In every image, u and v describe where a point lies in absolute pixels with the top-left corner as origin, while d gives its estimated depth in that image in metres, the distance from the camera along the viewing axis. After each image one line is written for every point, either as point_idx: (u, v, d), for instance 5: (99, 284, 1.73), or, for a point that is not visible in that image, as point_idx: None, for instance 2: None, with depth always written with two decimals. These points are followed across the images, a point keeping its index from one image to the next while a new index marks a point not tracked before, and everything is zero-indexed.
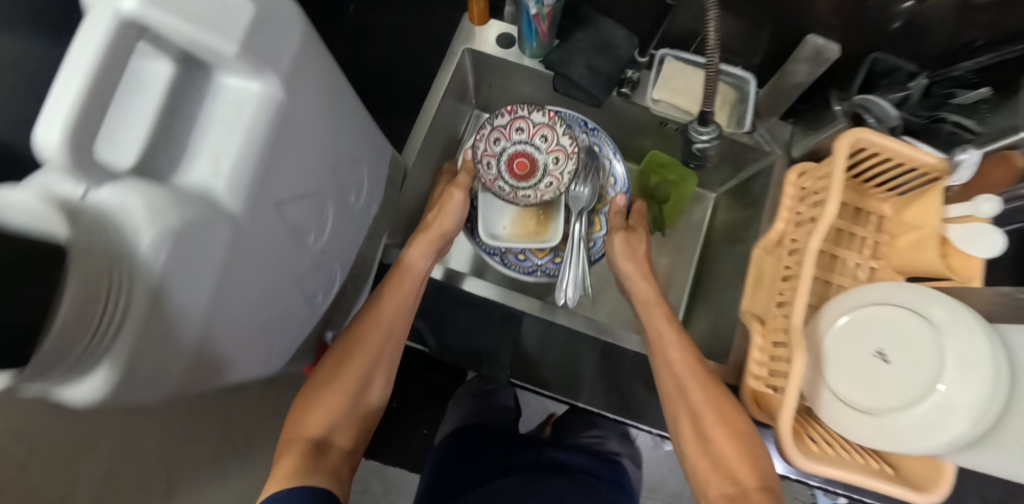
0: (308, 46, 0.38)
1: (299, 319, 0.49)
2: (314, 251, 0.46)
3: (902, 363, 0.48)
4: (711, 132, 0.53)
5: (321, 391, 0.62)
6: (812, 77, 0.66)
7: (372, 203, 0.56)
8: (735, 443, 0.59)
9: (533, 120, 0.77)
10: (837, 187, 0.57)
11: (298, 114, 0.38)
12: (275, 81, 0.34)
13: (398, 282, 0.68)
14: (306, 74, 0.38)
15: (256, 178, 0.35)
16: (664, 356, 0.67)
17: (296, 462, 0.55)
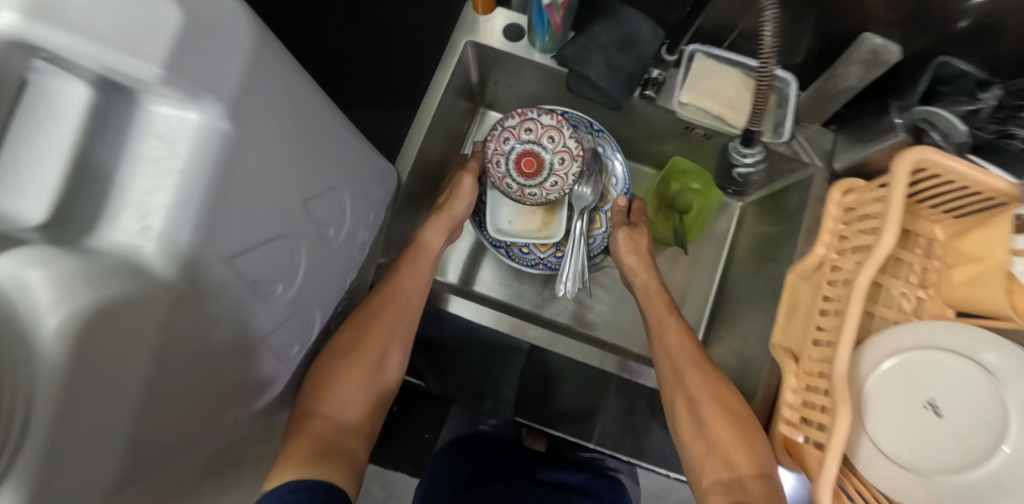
0: (263, 63, 0.31)
1: (271, 373, 0.43)
2: (285, 300, 0.39)
3: (955, 418, 0.50)
4: (757, 153, 0.45)
5: (336, 361, 0.57)
6: (865, 81, 0.57)
7: (357, 234, 0.48)
8: (732, 427, 0.55)
9: (544, 122, 0.68)
10: (895, 211, 0.49)
11: (253, 148, 0.31)
12: (217, 112, 0.27)
13: (416, 262, 0.65)
14: (261, 98, 0.31)
15: (199, 231, 0.28)
16: (677, 376, 0.61)
17: (309, 443, 0.51)
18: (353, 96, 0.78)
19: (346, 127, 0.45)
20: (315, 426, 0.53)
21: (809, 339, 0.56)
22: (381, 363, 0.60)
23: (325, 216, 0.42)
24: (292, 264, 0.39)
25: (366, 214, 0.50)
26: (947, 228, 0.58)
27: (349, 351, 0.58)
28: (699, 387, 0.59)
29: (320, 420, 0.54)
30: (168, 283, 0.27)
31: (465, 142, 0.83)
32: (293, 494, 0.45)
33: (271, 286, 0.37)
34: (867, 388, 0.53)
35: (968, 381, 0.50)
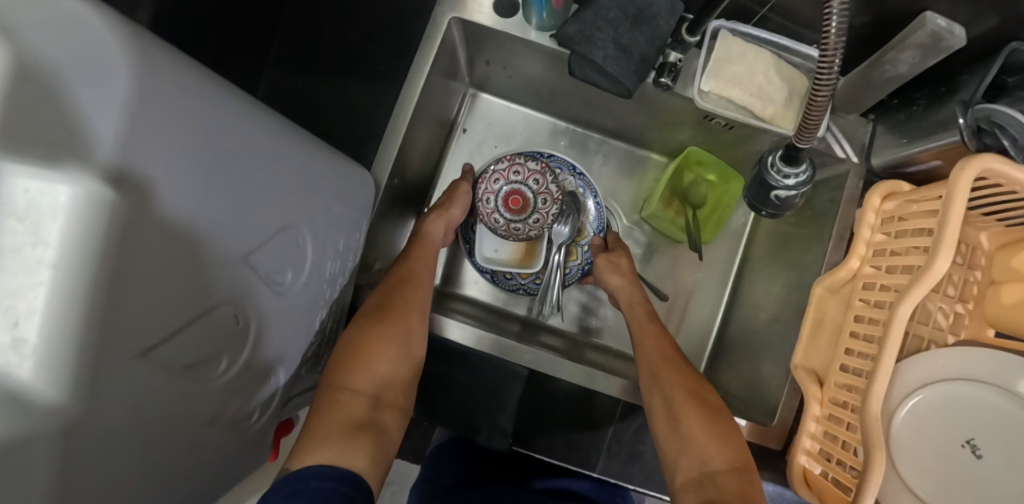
0: (153, 110, 0.24)
1: (228, 446, 0.37)
2: (232, 373, 0.34)
3: (998, 458, 0.46)
4: (803, 173, 0.40)
5: (363, 333, 0.51)
6: (920, 68, 0.48)
7: (314, 274, 0.42)
8: (706, 418, 0.51)
9: (530, 166, 0.68)
10: (958, 219, 0.42)
11: (158, 218, 0.25)
12: (95, 185, 0.21)
13: (422, 254, 0.60)
14: (160, 155, 0.25)
15: (94, 334, 0.22)
16: (653, 375, 0.56)
17: (339, 419, 0.45)
18: (333, 81, 0.67)
19: (294, 157, 0.38)
20: (344, 404, 0.46)
21: (837, 362, 0.52)
22: (411, 334, 0.53)
23: (269, 267, 0.36)
24: (234, 332, 0.33)
25: (326, 243, 0.44)
26: (994, 236, 0.53)
27: (376, 326, 0.51)
28: (673, 384, 0.54)
29: (351, 396, 0.47)
30: (60, 406, 0.21)
31: (455, 129, 0.74)
32: (316, 480, 0.38)
33: (209, 363, 0.32)
34: (896, 426, 0.49)
35: (1008, 413, 0.46)
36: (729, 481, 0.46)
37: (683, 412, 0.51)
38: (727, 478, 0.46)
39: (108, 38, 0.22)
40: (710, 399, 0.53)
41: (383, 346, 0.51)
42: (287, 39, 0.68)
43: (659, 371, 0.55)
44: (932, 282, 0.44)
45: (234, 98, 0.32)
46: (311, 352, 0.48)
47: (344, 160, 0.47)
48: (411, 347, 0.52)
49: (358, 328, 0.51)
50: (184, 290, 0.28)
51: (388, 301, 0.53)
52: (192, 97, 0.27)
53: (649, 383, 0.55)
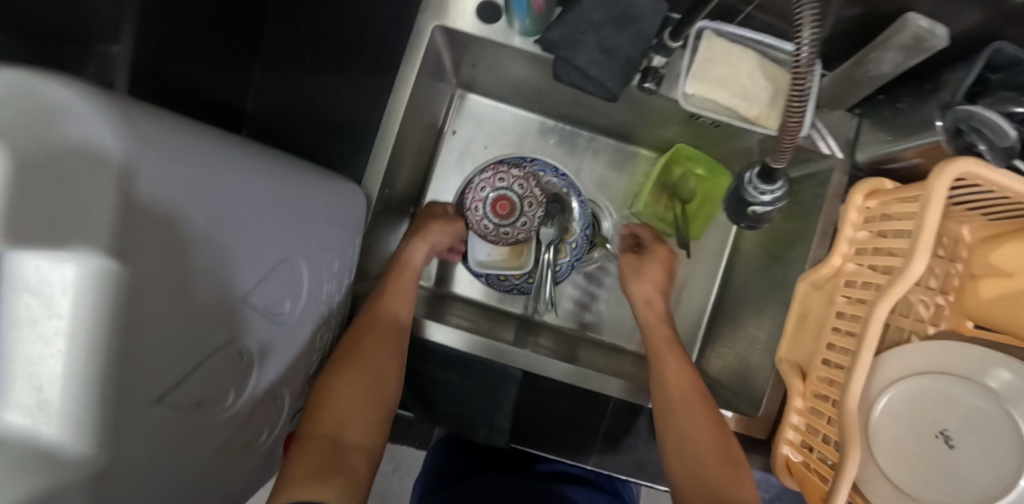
0: (151, 179, 0.25)
1: (239, 467, 0.40)
2: (239, 403, 0.37)
3: (968, 446, 0.49)
4: (777, 189, 0.41)
5: (333, 372, 0.52)
6: (904, 67, 0.48)
7: (312, 298, 0.45)
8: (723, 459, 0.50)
9: (514, 172, 0.71)
10: (933, 218, 0.44)
11: (157, 280, 0.27)
12: (103, 260, 0.22)
13: (401, 281, 0.59)
14: (160, 222, 0.26)
15: (109, 391, 0.24)
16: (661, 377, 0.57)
17: (311, 462, 0.46)
18: (324, 82, 0.64)
19: (288, 196, 0.40)
20: (317, 442, 0.47)
21: (817, 354, 0.54)
22: (381, 373, 0.54)
23: (268, 303, 0.38)
24: (238, 367, 0.36)
25: (322, 266, 0.46)
26: (976, 229, 0.54)
27: (348, 362, 0.53)
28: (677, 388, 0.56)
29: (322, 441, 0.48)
30: (83, 457, 0.23)
31: (444, 130, 0.75)
32: None
33: (215, 398, 0.34)
34: (874, 416, 0.52)
35: (978, 406, 0.49)
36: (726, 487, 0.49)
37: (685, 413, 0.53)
38: (725, 481, 0.49)
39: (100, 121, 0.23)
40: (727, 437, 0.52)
41: (352, 386, 0.51)
42: (283, 27, 0.64)
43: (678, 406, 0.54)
44: (908, 285, 0.45)
45: (223, 147, 0.33)
46: (314, 368, 0.50)
47: (336, 184, 0.49)
48: (382, 384, 0.53)
49: (329, 368, 0.53)
50: (185, 340, 0.30)
51: (358, 340, 0.54)
52: (186, 167, 0.28)
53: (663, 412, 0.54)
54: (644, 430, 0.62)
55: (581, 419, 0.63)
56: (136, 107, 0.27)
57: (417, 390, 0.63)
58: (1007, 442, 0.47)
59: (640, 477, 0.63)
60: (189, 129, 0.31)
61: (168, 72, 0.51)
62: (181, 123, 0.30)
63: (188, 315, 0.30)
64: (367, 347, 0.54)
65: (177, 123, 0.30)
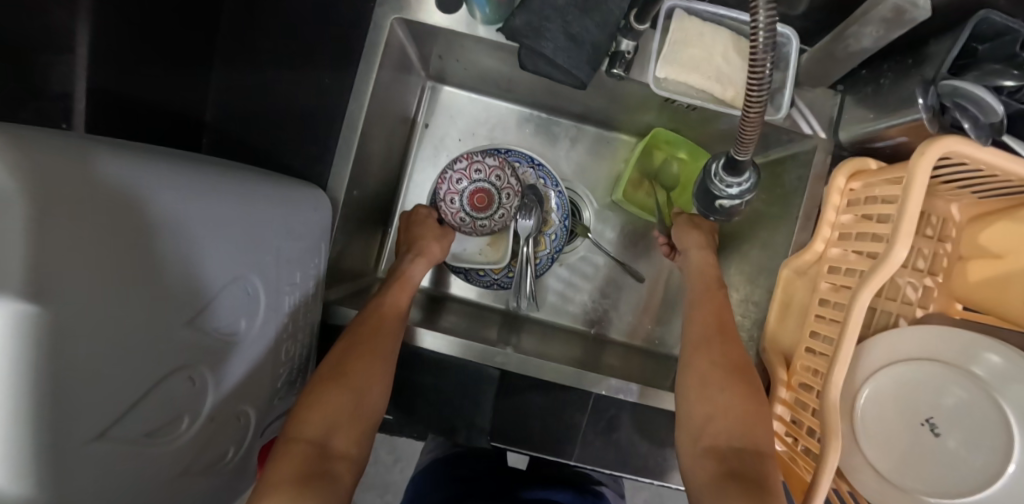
0: (65, 217, 0.24)
1: (202, 488, 0.40)
2: (195, 427, 0.36)
3: (952, 432, 0.48)
4: (746, 180, 0.40)
5: (318, 384, 0.49)
6: (884, 42, 0.45)
7: (270, 312, 0.44)
8: (739, 389, 0.49)
9: (489, 162, 0.70)
10: (917, 199, 0.42)
11: (89, 318, 0.25)
12: (25, 303, 0.21)
13: (401, 291, 0.59)
14: (83, 256, 0.25)
15: (47, 434, 0.24)
16: (699, 347, 0.54)
17: (290, 469, 0.42)
18: (284, 80, 0.61)
19: (238, 211, 0.39)
20: (299, 448, 0.44)
21: (800, 343, 0.53)
22: (369, 387, 0.50)
23: (220, 323, 0.37)
24: (191, 392, 0.35)
25: (278, 279, 0.45)
26: (965, 209, 0.52)
27: (338, 370, 0.50)
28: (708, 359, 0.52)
29: (301, 446, 0.44)
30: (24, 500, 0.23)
31: (417, 124, 0.72)
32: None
33: (170, 423, 0.34)
34: (859, 405, 0.51)
35: (964, 393, 0.48)
36: (757, 462, 0.44)
37: (721, 381, 0.50)
38: (755, 459, 0.44)
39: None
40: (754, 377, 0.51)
41: (338, 394, 0.48)
42: (238, 24, 0.62)
43: (705, 348, 0.53)
44: (891, 271, 0.43)
45: (158, 169, 0.32)
46: (281, 380, 0.50)
47: (291, 194, 0.48)
48: (370, 393, 0.50)
49: (315, 381, 0.50)
50: (129, 371, 0.29)
51: (348, 351, 0.52)
52: (115, 195, 0.28)
53: (697, 346, 0.54)
54: (627, 424, 0.62)
55: (563, 416, 0.62)
56: (44, 139, 0.25)
57: (398, 393, 0.62)
58: (993, 429, 0.47)
59: (626, 469, 0.63)
60: (117, 154, 0.29)
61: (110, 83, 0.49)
62: (108, 150, 0.29)
63: (130, 345, 0.29)
64: (359, 359, 0.51)
65: (102, 151, 0.29)
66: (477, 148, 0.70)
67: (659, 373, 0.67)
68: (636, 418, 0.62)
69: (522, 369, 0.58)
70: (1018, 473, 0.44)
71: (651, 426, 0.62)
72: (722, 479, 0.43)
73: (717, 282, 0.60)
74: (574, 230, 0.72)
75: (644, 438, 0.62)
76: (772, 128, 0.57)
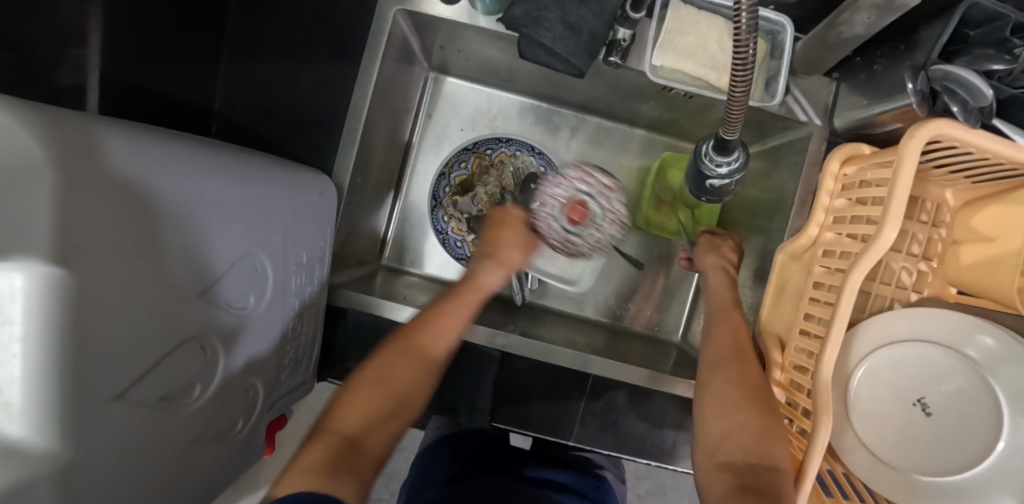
0: (85, 189, 0.26)
1: (211, 455, 0.42)
2: (207, 396, 0.38)
3: (942, 412, 0.49)
4: (735, 160, 0.42)
5: (362, 379, 0.50)
6: (876, 28, 0.46)
7: (276, 293, 0.46)
8: (752, 408, 0.48)
9: (602, 182, 0.65)
10: (907, 180, 0.43)
11: (108, 285, 0.27)
12: (50, 267, 0.23)
13: (468, 298, 0.58)
14: (103, 228, 0.27)
15: (72, 391, 0.26)
16: (711, 370, 0.53)
17: (317, 456, 0.42)
18: (290, 72, 0.63)
19: (246, 195, 0.41)
20: (329, 439, 0.44)
21: (795, 324, 0.54)
22: (410, 391, 0.51)
23: (228, 299, 0.39)
24: (202, 363, 0.37)
25: (283, 263, 0.47)
26: (959, 193, 0.52)
27: (385, 371, 0.50)
28: (724, 380, 0.51)
29: (331, 438, 0.45)
30: (52, 452, 0.25)
31: (420, 115, 0.74)
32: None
33: (182, 391, 0.36)
34: (852, 386, 0.51)
35: (955, 373, 0.49)
36: (775, 480, 0.43)
37: (737, 401, 0.49)
38: (773, 477, 0.44)
39: (25, 134, 0.23)
40: (759, 383, 0.50)
41: (375, 392, 0.49)
42: (245, 18, 0.64)
43: (720, 366, 0.53)
44: (882, 253, 0.44)
45: (172, 152, 0.34)
46: (289, 358, 0.52)
47: (299, 179, 0.50)
48: (408, 398, 0.50)
49: (361, 376, 0.51)
50: (144, 340, 0.31)
51: (397, 352, 0.52)
52: (131, 174, 0.29)
53: (712, 367, 0.53)
54: (623, 406, 0.63)
55: (561, 399, 0.64)
56: (71, 117, 0.27)
57: None
58: (982, 409, 0.48)
59: (623, 450, 0.64)
60: (135, 134, 0.31)
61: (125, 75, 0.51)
62: (125, 130, 0.31)
63: (145, 314, 0.31)
64: (405, 362, 0.51)
65: (121, 131, 0.30)
66: (593, 165, 0.66)
67: (659, 357, 0.68)
68: (634, 399, 0.63)
69: (524, 351, 0.60)
70: (1007, 450, 0.46)
71: (649, 409, 0.64)
72: (736, 494, 0.43)
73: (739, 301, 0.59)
74: None
75: (641, 420, 0.63)
76: (768, 115, 0.58)
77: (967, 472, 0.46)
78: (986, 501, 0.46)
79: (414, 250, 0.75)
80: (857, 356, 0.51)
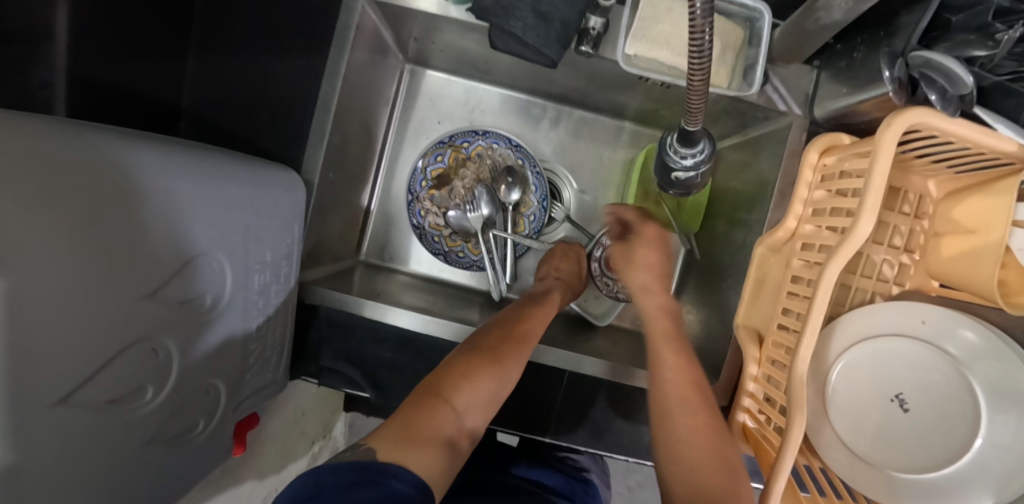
0: (15, 188, 0.25)
1: (170, 457, 0.41)
2: (161, 397, 0.38)
3: (921, 407, 0.48)
4: (702, 151, 0.41)
5: (471, 356, 0.48)
6: (854, 15, 0.44)
7: (237, 291, 0.45)
8: (718, 466, 0.43)
9: None
10: (884, 170, 0.41)
11: (45, 289, 0.26)
12: None
13: (551, 308, 0.59)
14: (37, 231, 0.26)
15: (8, 398, 0.25)
16: (668, 418, 0.48)
17: (427, 425, 0.41)
18: (261, 64, 0.62)
19: (206, 192, 0.40)
20: (438, 409, 0.43)
21: (772, 318, 0.52)
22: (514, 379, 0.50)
23: (181, 300, 0.38)
24: (154, 364, 0.36)
25: (244, 262, 0.46)
26: (942, 184, 0.51)
27: (501, 353, 0.49)
28: (688, 426, 0.46)
29: (442, 407, 0.43)
30: None
31: (397, 108, 0.73)
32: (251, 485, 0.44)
33: (133, 393, 0.35)
34: (831, 381, 0.50)
35: (934, 368, 0.48)
36: None
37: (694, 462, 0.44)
38: None
39: None
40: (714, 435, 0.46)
41: (492, 371, 0.47)
42: (212, 9, 0.62)
43: (670, 411, 0.48)
44: (857, 247, 0.43)
45: (123, 149, 0.33)
46: (255, 356, 0.51)
47: (264, 174, 0.49)
48: (510, 384, 0.49)
49: (468, 353, 0.49)
50: (89, 344, 0.30)
51: (504, 339, 0.51)
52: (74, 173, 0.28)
53: (661, 416, 0.48)
54: (602, 402, 0.62)
55: (539, 395, 0.63)
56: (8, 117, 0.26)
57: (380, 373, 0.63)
58: (961, 405, 0.47)
59: (602, 446, 0.64)
60: (81, 130, 0.30)
61: (87, 73, 0.50)
62: (68, 127, 0.30)
63: (88, 317, 0.30)
64: (516, 349, 0.50)
65: (64, 129, 0.29)
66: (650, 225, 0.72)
67: (640, 352, 0.68)
68: (613, 395, 0.63)
69: None
70: (984, 446, 0.45)
71: (629, 405, 0.63)
72: None
73: (679, 335, 0.55)
74: (555, 211, 0.74)
75: (621, 416, 0.63)
76: (749, 104, 0.57)
77: (945, 469, 0.45)
78: (962, 499, 0.45)
79: (393, 245, 0.74)
80: (836, 351, 0.50)
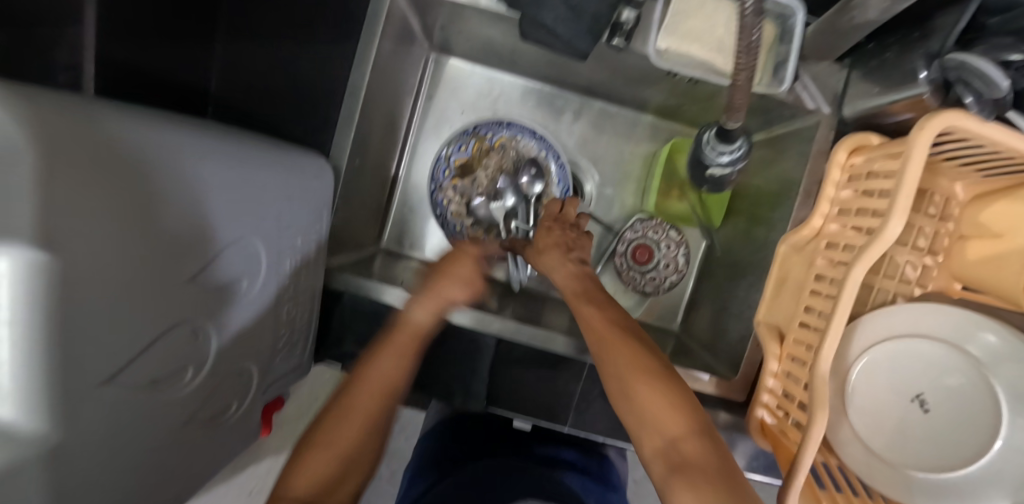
0: (70, 170, 0.25)
1: (202, 438, 0.42)
2: (197, 380, 0.39)
3: (941, 408, 0.48)
4: (739, 147, 0.41)
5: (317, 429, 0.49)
6: (891, 14, 0.44)
7: (270, 275, 0.46)
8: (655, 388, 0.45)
9: (672, 234, 0.73)
10: (915, 172, 0.41)
11: (94, 271, 0.27)
12: (36, 252, 0.22)
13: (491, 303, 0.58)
14: (89, 213, 0.26)
15: (63, 377, 0.25)
16: (604, 359, 0.48)
17: None
18: (289, 51, 0.62)
19: (239, 177, 0.40)
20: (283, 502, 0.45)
21: (794, 315, 0.53)
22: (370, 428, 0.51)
23: (217, 283, 0.39)
24: (192, 346, 0.37)
25: (274, 247, 0.46)
26: (970, 186, 0.50)
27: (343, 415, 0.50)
28: (619, 364, 0.47)
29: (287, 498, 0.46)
30: (43, 436, 0.25)
31: (421, 97, 0.73)
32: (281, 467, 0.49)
33: (173, 375, 0.36)
34: (851, 379, 0.51)
35: (955, 369, 0.48)
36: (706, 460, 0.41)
37: (637, 393, 0.45)
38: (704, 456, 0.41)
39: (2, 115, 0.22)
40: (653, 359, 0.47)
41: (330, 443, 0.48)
42: None
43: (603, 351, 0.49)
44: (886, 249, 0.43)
45: (158, 134, 0.33)
46: (283, 340, 0.51)
47: (294, 159, 0.49)
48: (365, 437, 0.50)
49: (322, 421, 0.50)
50: (133, 326, 0.31)
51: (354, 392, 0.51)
52: (117, 155, 0.29)
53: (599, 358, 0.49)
54: None
55: (557, 385, 0.64)
56: (55, 101, 0.26)
57: None
58: (981, 407, 0.47)
59: (618, 437, 0.65)
60: (118, 114, 0.30)
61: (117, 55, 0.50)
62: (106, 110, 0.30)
63: (133, 300, 0.30)
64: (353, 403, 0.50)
65: (105, 113, 0.29)
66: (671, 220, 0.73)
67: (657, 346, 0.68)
68: None
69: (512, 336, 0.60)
70: (1003, 448, 0.45)
71: None
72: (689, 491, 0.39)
73: (597, 290, 0.54)
74: None
75: None
76: (778, 102, 0.57)
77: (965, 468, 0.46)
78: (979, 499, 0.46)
79: (413, 234, 0.75)
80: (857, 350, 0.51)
